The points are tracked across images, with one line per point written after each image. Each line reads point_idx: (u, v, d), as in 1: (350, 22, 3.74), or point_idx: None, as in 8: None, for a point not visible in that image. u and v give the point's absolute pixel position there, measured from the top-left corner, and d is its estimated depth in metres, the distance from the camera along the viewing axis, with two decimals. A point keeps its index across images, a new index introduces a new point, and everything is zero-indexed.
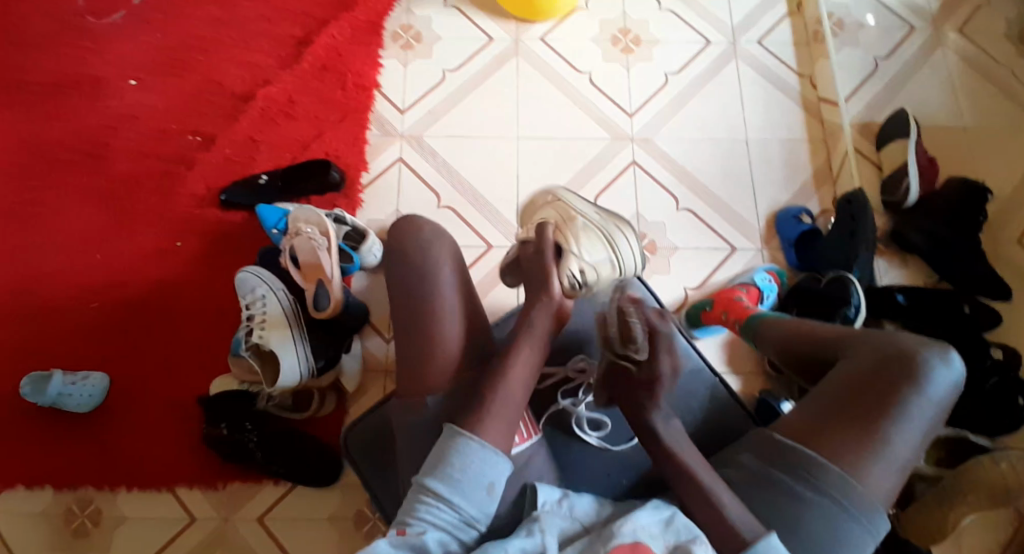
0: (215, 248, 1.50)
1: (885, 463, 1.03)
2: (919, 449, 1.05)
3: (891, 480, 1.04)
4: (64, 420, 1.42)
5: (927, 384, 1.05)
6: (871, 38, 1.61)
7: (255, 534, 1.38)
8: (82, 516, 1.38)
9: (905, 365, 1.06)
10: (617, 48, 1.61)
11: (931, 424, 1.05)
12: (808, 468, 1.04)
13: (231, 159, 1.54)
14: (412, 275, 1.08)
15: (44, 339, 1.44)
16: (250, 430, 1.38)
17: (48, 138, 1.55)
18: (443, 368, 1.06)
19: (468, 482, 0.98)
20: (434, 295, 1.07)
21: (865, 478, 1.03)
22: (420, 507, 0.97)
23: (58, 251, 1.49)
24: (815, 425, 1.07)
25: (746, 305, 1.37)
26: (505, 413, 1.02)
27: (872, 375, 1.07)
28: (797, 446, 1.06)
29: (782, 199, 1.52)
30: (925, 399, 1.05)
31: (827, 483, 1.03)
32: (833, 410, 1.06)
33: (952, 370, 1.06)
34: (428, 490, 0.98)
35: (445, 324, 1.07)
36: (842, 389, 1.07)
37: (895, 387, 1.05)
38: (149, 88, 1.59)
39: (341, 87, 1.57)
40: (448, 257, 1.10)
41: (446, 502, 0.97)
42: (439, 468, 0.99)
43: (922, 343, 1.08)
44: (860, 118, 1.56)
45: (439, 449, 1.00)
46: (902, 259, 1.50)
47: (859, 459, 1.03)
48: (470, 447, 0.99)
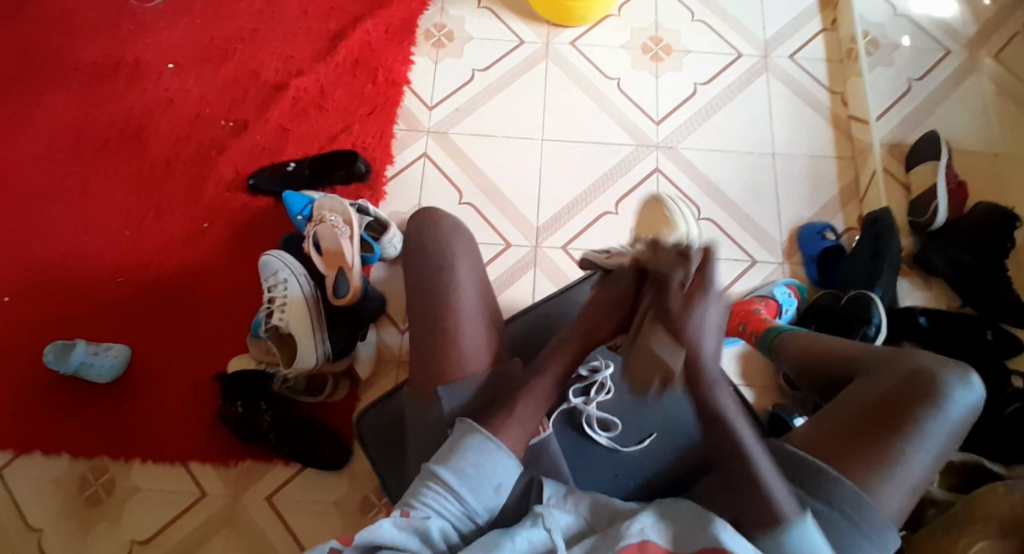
0: (241, 232, 1.53)
1: (897, 483, 1.02)
2: (933, 470, 1.04)
3: (903, 500, 1.03)
4: (85, 390, 1.45)
5: (946, 405, 1.03)
6: (906, 58, 1.60)
7: (261, 514, 1.40)
8: (96, 485, 1.41)
9: (924, 384, 1.05)
10: (646, 56, 1.61)
11: (945, 445, 1.04)
12: (818, 484, 1.03)
13: (263, 146, 1.57)
14: (430, 269, 1.11)
15: (71, 311, 1.49)
16: (264, 409, 1.40)
17: (89, 118, 1.60)
18: (459, 360, 1.08)
19: (477, 478, 0.98)
20: (452, 289, 1.10)
21: (876, 496, 1.01)
22: (426, 492, 0.97)
23: (91, 227, 1.53)
24: (829, 440, 1.05)
25: (764, 318, 1.37)
26: (523, 417, 1.04)
27: (888, 394, 1.05)
28: (810, 461, 1.04)
29: (805, 215, 1.52)
30: (940, 419, 1.03)
31: (836, 499, 1.02)
32: (848, 426, 1.05)
33: (970, 392, 1.05)
34: (436, 476, 0.98)
35: (461, 317, 1.09)
36: (858, 407, 1.06)
37: (911, 407, 1.04)
38: (188, 74, 1.63)
39: (373, 81, 1.60)
40: (463, 253, 1.13)
41: (453, 493, 0.97)
42: (451, 458, 0.99)
43: (941, 363, 1.07)
44: (891, 138, 1.54)
45: (454, 441, 1.01)
46: (926, 282, 1.49)
47: (872, 477, 1.02)
48: (485, 444, 1.00)
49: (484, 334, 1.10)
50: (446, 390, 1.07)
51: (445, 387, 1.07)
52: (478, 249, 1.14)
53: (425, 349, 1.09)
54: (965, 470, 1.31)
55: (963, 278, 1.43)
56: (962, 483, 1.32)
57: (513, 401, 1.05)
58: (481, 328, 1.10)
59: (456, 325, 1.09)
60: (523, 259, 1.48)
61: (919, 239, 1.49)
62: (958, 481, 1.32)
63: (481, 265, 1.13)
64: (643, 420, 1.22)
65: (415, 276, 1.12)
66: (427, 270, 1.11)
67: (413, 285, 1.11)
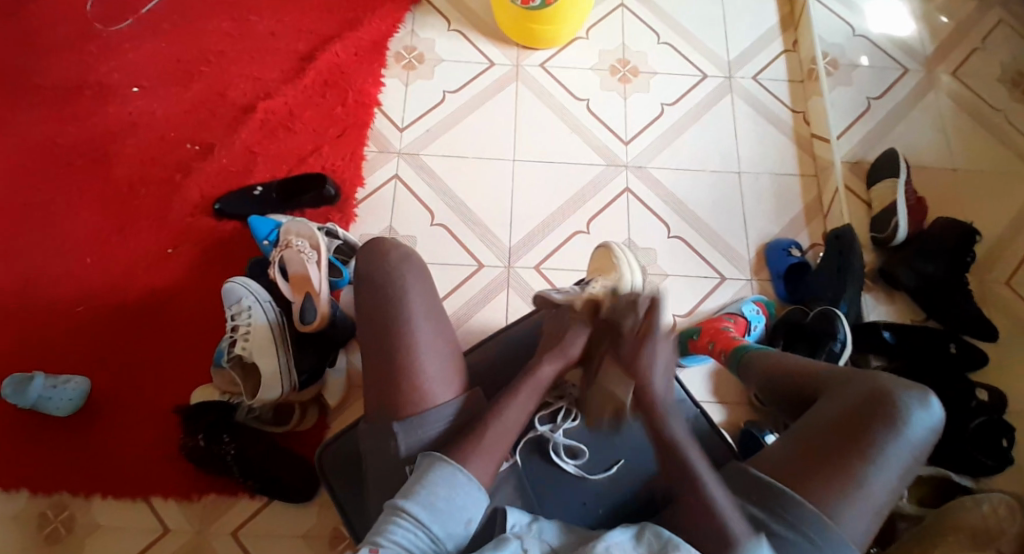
0: (206, 257, 1.49)
1: (861, 505, 1.05)
2: (894, 491, 1.07)
3: (866, 523, 1.06)
4: (45, 423, 1.40)
5: (907, 428, 1.08)
6: (864, 78, 1.63)
7: (227, 549, 1.37)
8: (56, 521, 1.37)
9: (885, 408, 1.10)
10: (615, 77, 1.63)
11: (906, 467, 1.08)
12: (784, 505, 1.05)
13: (228, 169, 1.54)
14: (381, 301, 1.13)
15: (29, 341, 1.43)
16: (228, 442, 1.38)
17: (45, 141, 1.55)
18: (415, 392, 1.11)
19: (446, 511, 1.02)
20: (406, 320, 1.12)
21: (840, 517, 1.04)
22: (394, 527, 1.00)
23: (48, 254, 1.48)
24: (795, 463, 1.08)
25: (733, 335, 1.39)
26: (497, 444, 1.08)
27: (854, 417, 1.10)
28: (776, 484, 1.07)
29: (771, 231, 1.54)
30: (902, 441, 1.08)
31: (803, 520, 1.04)
32: (812, 450, 1.09)
33: (929, 414, 1.10)
34: (404, 511, 1.01)
35: (417, 350, 1.11)
36: (822, 430, 1.10)
37: (875, 430, 1.08)
38: (151, 96, 1.60)
39: (342, 103, 1.58)
40: (417, 281, 1.15)
41: (422, 527, 1.00)
42: (418, 492, 1.02)
43: (901, 387, 1.12)
44: (852, 155, 1.57)
45: (421, 475, 1.04)
46: (889, 296, 1.51)
47: (835, 499, 1.05)
48: (455, 476, 1.04)
49: (442, 365, 1.13)
50: (402, 425, 1.10)
51: (401, 424, 1.10)
52: (431, 278, 1.15)
53: (382, 382, 1.11)
54: (934, 484, 1.36)
55: (925, 290, 1.46)
56: (935, 497, 1.36)
57: (476, 430, 1.08)
58: (438, 359, 1.13)
59: (411, 358, 1.11)
60: (495, 280, 1.47)
61: (882, 255, 1.52)
62: (930, 495, 1.36)
63: (434, 294, 1.15)
64: (609, 446, 1.23)
65: (369, 308, 1.14)
66: (380, 303, 1.13)
67: (366, 319, 1.14)
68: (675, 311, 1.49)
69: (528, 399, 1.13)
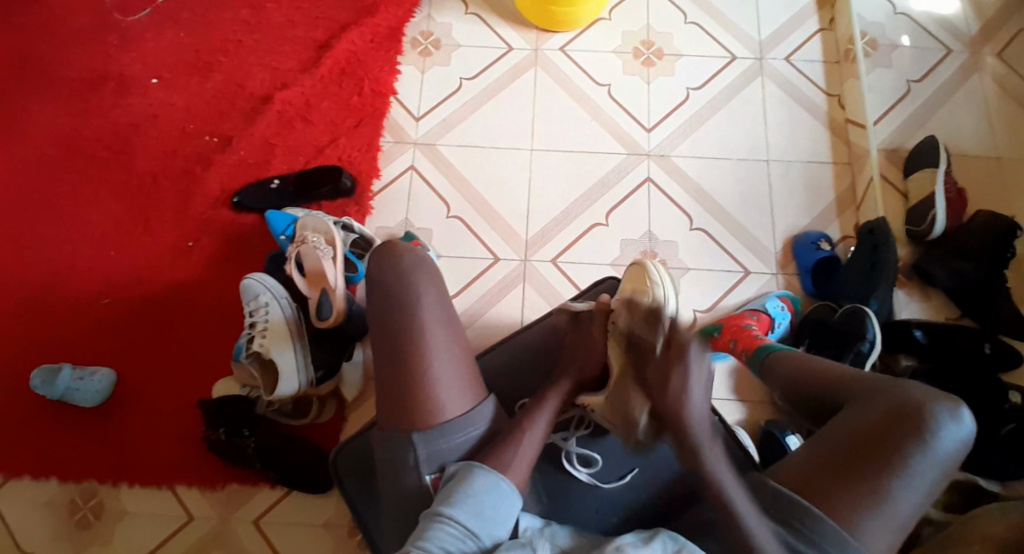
0: (226, 249, 1.51)
1: (883, 523, 0.98)
2: (919, 509, 1.00)
3: (889, 540, 0.99)
4: (74, 413, 1.44)
5: (934, 442, 1.01)
6: (906, 59, 1.55)
7: (249, 536, 1.39)
8: (85, 508, 1.40)
9: (912, 419, 1.02)
10: (639, 60, 1.57)
11: (933, 483, 1.01)
12: (803, 520, 0.99)
13: (247, 161, 1.54)
14: (393, 309, 1.09)
15: (57, 333, 1.47)
16: (248, 436, 1.39)
17: (70, 134, 1.57)
18: (428, 399, 1.06)
19: (492, 518, 0.99)
20: (419, 325, 1.08)
21: (861, 534, 0.98)
22: (441, 534, 0.96)
23: (73, 246, 1.51)
24: (815, 475, 1.02)
25: (756, 334, 1.32)
26: (522, 462, 1.05)
27: (879, 429, 1.02)
28: (795, 499, 1.01)
29: (801, 223, 1.48)
30: (929, 457, 1.00)
31: (821, 536, 0.98)
32: (834, 464, 1.02)
33: (961, 426, 1.02)
34: (451, 517, 0.97)
35: (431, 357, 1.07)
36: (844, 442, 1.03)
37: (900, 443, 1.01)
38: (171, 87, 1.60)
39: (358, 92, 1.56)
40: (429, 284, 1.11)
41: (470, 534, 0.97)
42: (465, 500, 0.99)
43: (931, 395, 1.03)
44: (889, 143, 1.50)
45: (464, 481, 1.01)
46: (924, 293, 1.45)
47: (857, 517, 0.98)
48: (500, 485, 1.01)
49: (458, 370, 1.08)
50: (422, 434, 1.05)
51: (420, 434, 1.05)
52: (444, 282, 1.11)
53: (394, 387, 1.07)
54: (962, 489, 1.30)
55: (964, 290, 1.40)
56: (963, 503, 1.30)
57: (499, 447, 1.05)
58: (453, 365, 1.08)
59: (426, 365, 1.06)
60: (511, 273, 1.45)
61: (918, 249, 1.46)
62: (957, 500, 1.30)
63: (448, 298, 1.11)
64: (623, 453, 1.19)
65: (379, 313, 1.10)
66: (392, 308, 1.09)
67: (377, 324, 1.10)
68: (697, 306, 1.44)
69: (546, 422, 1.11)
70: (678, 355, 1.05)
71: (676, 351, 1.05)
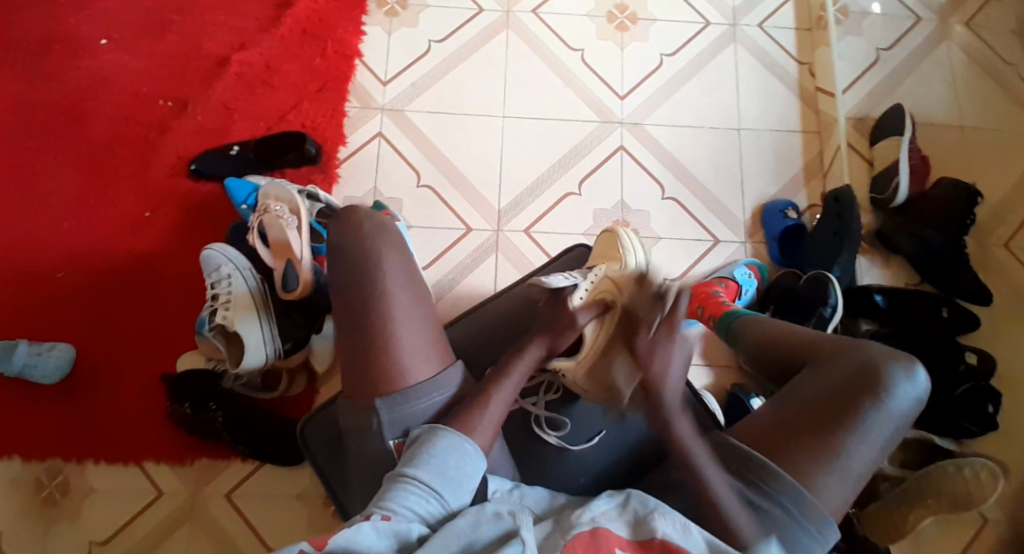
0: (186, 219, 1.45)
1: (840, 478, 1.01)
2: (873, 465, 1.03)
3: (844, 494, 1.02)
4: (34, 390, 1.40)
5: (890, 400, 1.04)
6: (875, 28, 1.56)
7: (221, 510, 1.38)
8: (51, 486, 1.37)
9: (869, 379, 1.05)
10: (612, 25, 1.55)
11: (888, 440, 1.04)
12: (763, 476, 1.01)
13: (204, 126, 1.48)
14: (356, 276, 1.07)
15: (10, 309, 1.41)
16: (215, 409, 1.36)
17: (13, 97, 1.49)
18: (396, 369, 1.04)
19: (455, 479, 0.98)
20: (382, 292, 1.06)
21: (818, 489, 1.00)
22: (404, 494, 0.95)
23: (23, 216, 1.44)
24: (776, 434, 1.04)
25: (722, 301, 1.35)
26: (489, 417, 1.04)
27: (837, 389, 1.05)
28: (755, 456, 1.03)
29: (770, 192, 1.49)
30: (885, 414, 1.03)
31: (780, 491, 1.00)
32: (794, 423, 1.04)
33: (915, 386, 1.05)
34: (414, 478, 0.97)
35: (396, 325, 1.05)
36: (805, 403, 1.05)
37: (857, 401, 1.04)
38: (121, 48, 1.52)
39: (321, 54, 1.51)
40: (392, 251, 1.08)
41: (433, 493, 0.96)
42: (427, 460, 0.99)
43: (888, 357, 1.07)
44: (856, 112, 1.52)
45: (426, 442, 1.01)
46: (885, 260, 1.48)
47: (815, 472, 1.01)
48: (460, 445, 1.01)
49: (423, 337, 1.06)
50: (386, 400, 1.03)
51: (384, 401, 1.03)
52: (408, 250, 1.09)
53: (360, 355, 1.05)
54: (919, 447, 1.34)
55: (925, 258, 1.43)
56: (920, 461, 1.34)
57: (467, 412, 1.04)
58: (419, 334, 1.06)
59: (391, 332, 1.05)
60: (485, 244, 1.44)
61: (881, 216, 1.48)
62: (913, 458, 1.34)
63: (412, 264, 1.09)
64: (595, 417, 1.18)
65: (343, 281, 1.08)
66: (356, 276, 1.07)
67: (341, 291, 1.07)
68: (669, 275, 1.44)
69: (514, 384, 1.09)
70: (668, 334, 1.01)
71: (668, 331, 1.00)
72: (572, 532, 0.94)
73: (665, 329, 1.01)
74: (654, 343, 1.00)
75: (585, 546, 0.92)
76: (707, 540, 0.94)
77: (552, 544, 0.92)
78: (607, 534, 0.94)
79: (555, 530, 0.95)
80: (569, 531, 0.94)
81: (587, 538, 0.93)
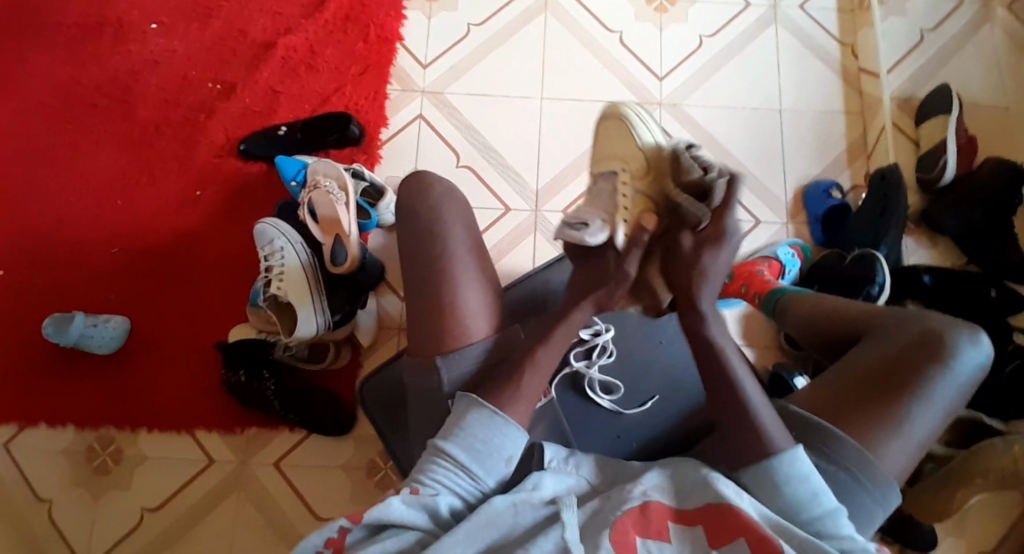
0: (236, 198, 1.50)
1: (903, 442, 1.03)
2: (937, 430, 1.05)
3: (908, 459, 1.04)
4: (89, 362, 1.45)
5: (954, 364, 1.05)
6: (918, 8, 1.55)
7: (269, 479, 1.41)
8: (103, 454, 1.42)
9: (932, 344, 1.06)
10: (651, 6, 1.57)
11: (953, 403, 1.05)
12: (826, 443, 1.03)
13: (250, 108, 1.53)
14: (421, 237, 1.13)
15: (68, 283, 1.47)
16: (268, 378, 1.40)
17: (74, 84, 1.56)
18: (445, 326, 1.09)
19: (486, 453, 1.00)
20: (446, 254, 1.12)
21: (882, 455, 1.02)
22: (435, 468, 0.99)
23: (81, 196, 1.51)
24: (835, 401, 1.06)
25: (767, 279, 1.35)
26: (527, 391, 1.04)
27: (899, 354, 1.06)
28: (817, 420, 1.04)
29: (812, 172, 1.48)
30: (949, 378, 1.05)
31: (843, 456, 1.02)
32: (853, 387, 1.06)
33: (979, 351, 1.07)
34: (445, 452, 1.00)
35: (458, 281, 1.11)
36: (863, 369, 1.07)
37: (921, 365, 1.05)
38: (170, 34, 1.58)
39: (364, 38, 1.55)
40: (456, 214, 1.15)
41: (462, 468, 0.99)
42: (457, 433, 1.01)
43: (949, 324, 1.08)
44: (901, 93, 1.51)
45: (460, 416, 1.02)
46: (930, 240, 1.47)
47: (876, 435, 1.02)
48: (492, 418, 1.01)
49: (483, 299, 1.12)
50: (444, 358, 1.08)
51: (444, 358, 1.08)
52: (472, 214, 1.16)
53: (420, 311, 1.11)
54: (964, 427, 1.34)
55: (972, 236, 1.41)
56: (962, 440, 1.35)
57: (517, 370, 1.04)
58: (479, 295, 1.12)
59: (455, 290, 1.10)
60: (524, 223, 1.45)
61: (927, 197, 1.47)
62: (956, 437, 1.35)
63: (474, 227, 1.15)
64: (644, 384, 1.27)
65: (412, 241, 1.14)
66: (419, 236, 1.13)
67: (407, 251, 1.13)
68: None
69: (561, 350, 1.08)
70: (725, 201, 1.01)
71: (715, 230, 1.01)
72: (623, 509, 0.96)
73: (716, 225, 1.01)
74: (702, 242, 1.01)
75: (634, 522, 0.94)
76: (760, 512, 0.96)
77: (599, 524, 0.95)
78: (657, 510, 0.96)
79: (604, 507, 0.97)
80: (620, 508, 0.96)
81: (638, 513, 0.95)
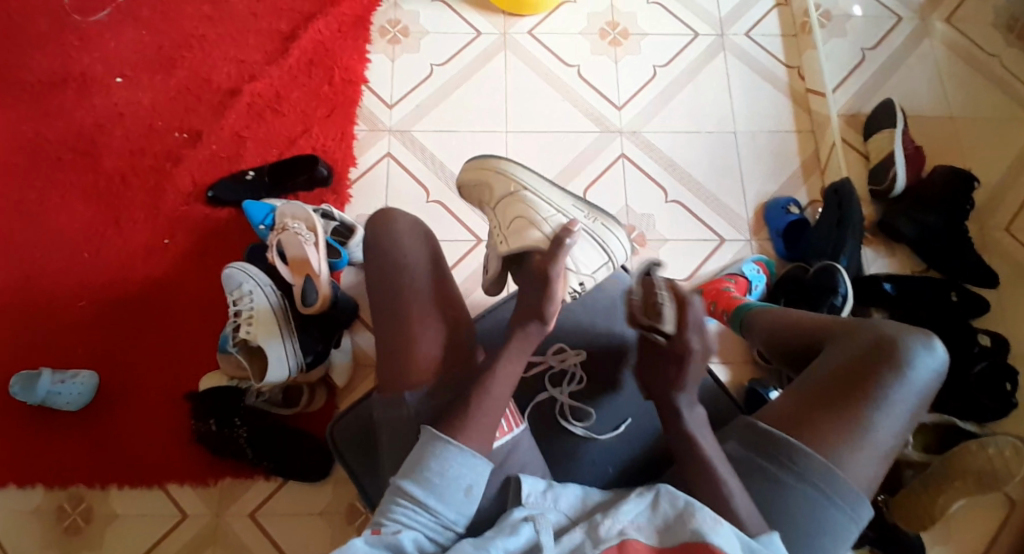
0: (204, 244, 1.50)
1: (868, 451, 1.04)
2: (899, 436, 1.06)
3: (874, 466, 1.05)
4: (56, 419, 1.41)
5: (910, 371, 1.06)
6: (858, 28, 1.63)
7: (245, 530, 1.38)
8: (74, 513, 1.37)
9: (887, 353, 1.07)
10: (606, 40, 1.63)
11: (913, 410, 1.07)
12: (791, 456, 1.05)
13: (217, 155, 1.54)
14: (388, 271, 1.13)
15: (34, 338, 1.44)
16: (239, 425, 1.39)
17: (39, 139, 1.56)
18: (424, 342, 1.10)
19: (444, 486, 1.00)
20: (411, 289, 1.12)
21: (847, 464, 1.04)
22: (395, 508, 0.99)
23: (48, 249, 1.49)
24: (797, 413, 1.07)
25: (734, 296, 1.37)
26: (494, 408, 1.04)
27: (857, 366, 1.08)
28: (780, 435, 1.06)
29: (770, 190, 1.53)
30: (906, 386, 1.06)
31: (810, 469, 1.04)
32: (817, 400, 1.07)
33: (934, 357, 1.08)
34: (404, 491, 1.00)
35: (420, 312, 1.11)
36: (823, 381, 1.08)
37: (879, 375, 1.06)
38: (135, 86, 1.59)
39: (329, 81, 1.58)
40: (421, 249, 1.15)
41: (423, 506, 0.99)
42: (416, 470, 1.00)
43: (903, 332, 1.09)
44: (849, 109, 1.58)
45: (418, 452, 1.01)
46: (890, 249, 1.51)
47: (838, 448, 1.04)
48: (450, 450, 1.01)
49: (444, 329, 1.12)
50: (414, 390, 1.08)
51: (411, 390, 1.08)
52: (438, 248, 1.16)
53: (392, 337, 1.11)
54: (937, 430, 1.35)
55: (929, 239, 1.45)
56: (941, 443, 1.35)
57: (494, 392, 1.05)
58: (441, 327, 1.12)
59: (420, 323, 1.11)
60: None
61: (881, 207, 1.52)
62: (935, 441, 1.36)
63: (439, 260, 1.16)
64: (620, 408, 1.27)
65: (377, 279, 1.14)
66: (384, 273, 1.13)
67: (373, 285, 1.14)
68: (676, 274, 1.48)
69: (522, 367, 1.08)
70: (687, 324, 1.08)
71: (679, 348, 1.07)
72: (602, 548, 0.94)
73: (678, 344, 1.07)
74: (679, 353, 1.07)
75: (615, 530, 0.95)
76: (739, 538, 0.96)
77: None
78: (635, 546, 0.95)
79: (585, 541, 0.96)
80: (598, 546, 0.95)
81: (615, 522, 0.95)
